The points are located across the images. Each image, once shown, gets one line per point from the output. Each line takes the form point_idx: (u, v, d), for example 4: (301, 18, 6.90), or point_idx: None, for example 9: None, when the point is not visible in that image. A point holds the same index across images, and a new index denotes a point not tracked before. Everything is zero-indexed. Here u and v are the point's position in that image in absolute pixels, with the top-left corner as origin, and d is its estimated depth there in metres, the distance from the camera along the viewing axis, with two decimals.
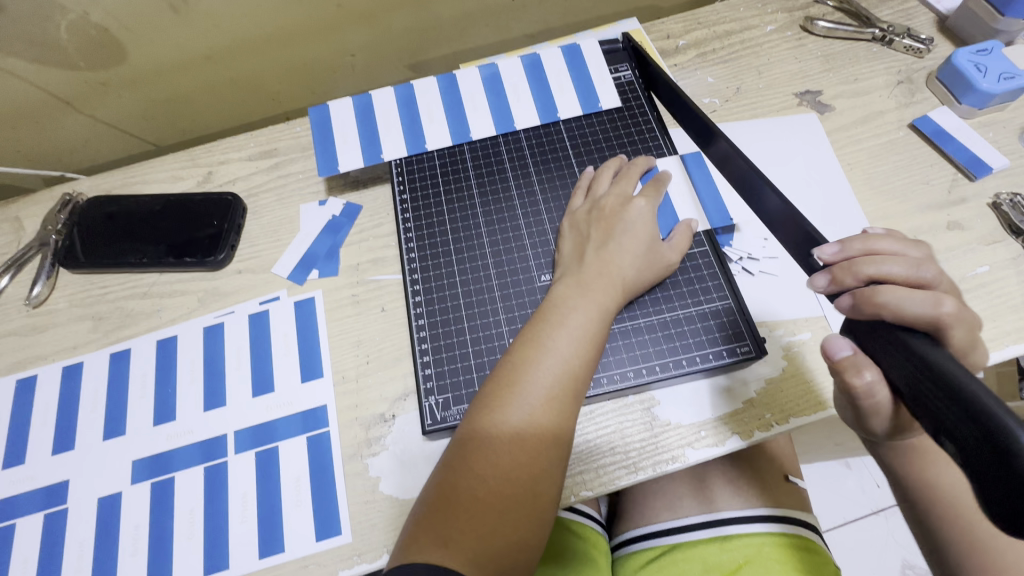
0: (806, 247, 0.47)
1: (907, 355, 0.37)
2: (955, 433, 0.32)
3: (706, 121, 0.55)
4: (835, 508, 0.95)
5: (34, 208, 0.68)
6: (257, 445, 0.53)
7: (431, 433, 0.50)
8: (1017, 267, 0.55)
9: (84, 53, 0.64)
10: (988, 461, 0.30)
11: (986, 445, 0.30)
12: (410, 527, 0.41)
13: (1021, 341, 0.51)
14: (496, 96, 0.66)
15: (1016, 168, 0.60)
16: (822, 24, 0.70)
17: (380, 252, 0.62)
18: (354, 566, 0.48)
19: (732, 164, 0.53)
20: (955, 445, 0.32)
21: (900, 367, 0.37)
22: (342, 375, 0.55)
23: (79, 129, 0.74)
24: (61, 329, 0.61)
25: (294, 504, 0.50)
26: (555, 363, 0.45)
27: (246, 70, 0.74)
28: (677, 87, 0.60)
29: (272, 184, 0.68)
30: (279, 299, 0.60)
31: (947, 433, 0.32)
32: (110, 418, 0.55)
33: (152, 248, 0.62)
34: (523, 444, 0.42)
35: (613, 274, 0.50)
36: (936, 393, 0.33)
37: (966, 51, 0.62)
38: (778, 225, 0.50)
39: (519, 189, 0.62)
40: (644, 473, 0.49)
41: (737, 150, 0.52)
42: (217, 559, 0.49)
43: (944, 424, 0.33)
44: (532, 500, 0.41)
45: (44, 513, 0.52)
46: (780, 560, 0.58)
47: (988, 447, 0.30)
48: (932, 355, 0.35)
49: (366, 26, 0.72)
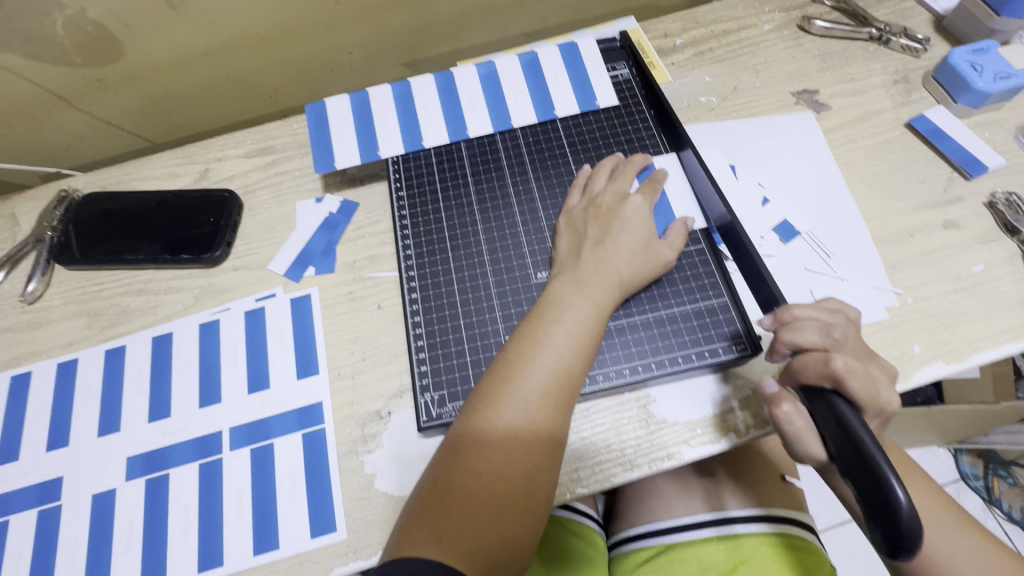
0: (747, 259, 0.53)
1: (825, 404, 0.42)
2: (854, 476, 0.38)
3: (681, 133, 0.60)
4: (830, 507, 0.95)
5: (30, 204, 0.68)
6: (252, 443, 0.53)
7: (426, 430, 0.50)
8: (1013, 266, 0.55)
9: (81, 50, 0.64)
10: (872, 505, 0.36)
11: (875, 497, 0.36)
12: (404, 523, 0.40)
13: (1016, 340, 0.51)
14: (493, 94, 0.66)
15: (1012, 167, 0.60)
16: (819, 23, 0.70)
17: (377, 249, 0.62)
18: (349, 562, 0.48)
19: (696, 174, 0.58)
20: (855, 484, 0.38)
21: (820, 414, 0.43)
22: (338, 372, 0.55)
23: (75, 126, 0.74)
24: (57, 325, 0.61)
25: (290, 501, 0.50)
26: (551, 360, 0.45)
27: (243, 67, 0.73)
28: (660, 94, 0.63)
29: (269, 181, 0.67)
30: (276, 296, 0.60)
31: (848, 473, 0.39)
32: (104, 414, 0.55)
33: (148, 245, 0.62)
34: (517, 441, 0.42)
35: (610, 272, 0.50)
36: (844, 445, 0.39)
37: (962, 51, 0.62)
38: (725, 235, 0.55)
39: (516, 186, 0.62)
40: (640, 470, 0.49)
41: (700, 161, 0.57)
42: (211, 556, 0.49)
43: (847, 466, 0.39)
44: (525, 498, 0.41)
45: (38, 510, 0.52)
46: (776, 561, 0.59)
47: (876, 499, 0.36)
48: (847, 416, 0.40)
49: (364, 24, 0.72)
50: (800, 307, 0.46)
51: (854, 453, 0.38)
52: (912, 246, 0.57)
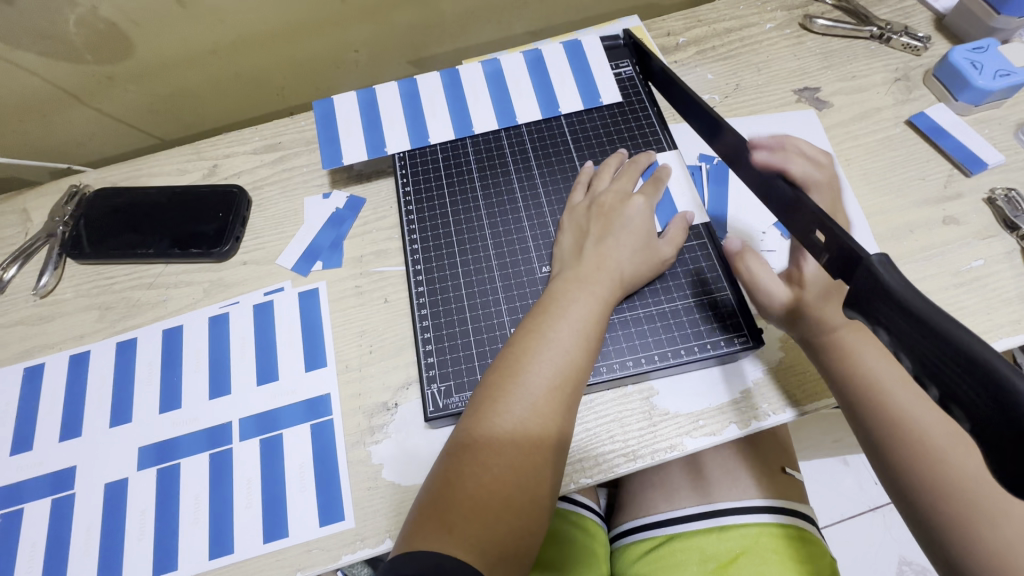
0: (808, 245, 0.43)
1: (898, 304, 0.32)
2: (962, 398, 0.27)
3: (712, 114, 0.51)
4: (832, 504, 0.95)
5: (41, 199, 0.69)
6: (260, 434, 0.54)
7: (433, 420, 0.51)
8: (1012, 262, 0.56)
9: (91, 47, 0.65)
10: (1003, 434, 0.25)
11: (987, 400, 0.26)
12: (415, 513, 0.41)
13: (1014, 334, 0.52)
14: (499, 92, 0.67)
15: (1011, 164, 0.61)
16: (821, 22, 0.70)
17: (383, 244, 0.63)
18: (356, 551, 0.49)
19: (741, 158, 0.49)
20: (962, 409, 0.27)
21: (893, 317, 0.32)
22: (345, 365, 0.56)
23: (85, 123, 0.75)
24: (69, 318, 0.62)
25: (298, 490, 0.51)
26: (556, 355, 0.46)
27: (251, 65, 0.74)
28: (681, 81, 0.57)
29: (277, 177, 0.68)
30: (284, 290, 0.61)
31: (952, 396, 0.28)
32: (116, 406, 0.56)
33: (158, 240, 0.63)
34: (524, 433, 0.43)
35: (612, 269, 0.51)
36: (928, 346, 0.29)
37: (962, 49, 0.63)
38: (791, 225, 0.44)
39: (521, 183, 0.62)
40: (643, 461, 0.50)
41: (746, 141, 0.47)
42: (221, 544, 0.50)
43: (945, 384, 0.28)
44: (532, 488, 0.42)
45: (52, 498, 0.53)
46: (776, 550, 0.59)
47: (990, 403, 0.26)
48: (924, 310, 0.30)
49: (370, 22, 0.73)
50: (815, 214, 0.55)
51: (955, 358, 0.28)
52: (913, 241, 0.57)
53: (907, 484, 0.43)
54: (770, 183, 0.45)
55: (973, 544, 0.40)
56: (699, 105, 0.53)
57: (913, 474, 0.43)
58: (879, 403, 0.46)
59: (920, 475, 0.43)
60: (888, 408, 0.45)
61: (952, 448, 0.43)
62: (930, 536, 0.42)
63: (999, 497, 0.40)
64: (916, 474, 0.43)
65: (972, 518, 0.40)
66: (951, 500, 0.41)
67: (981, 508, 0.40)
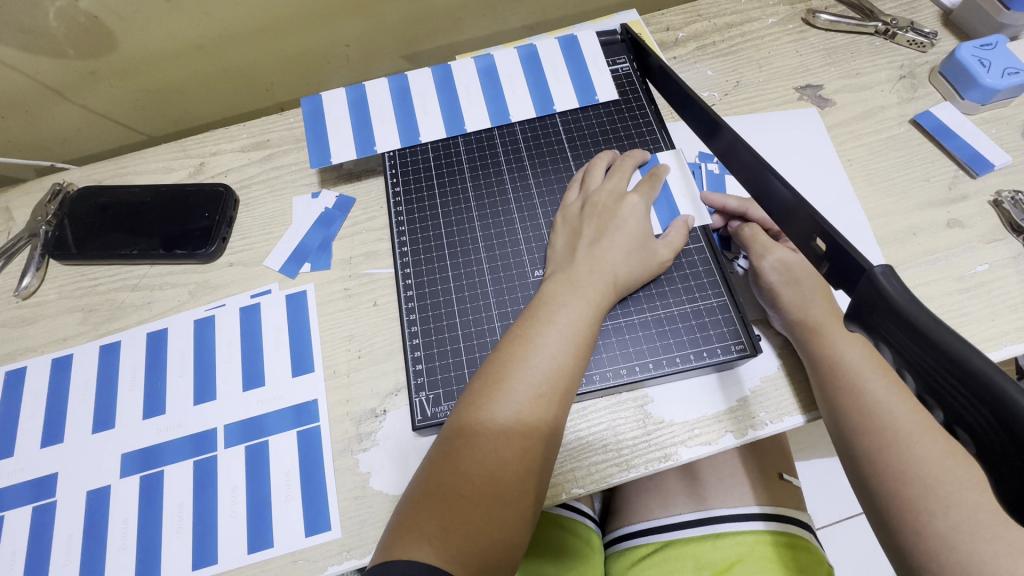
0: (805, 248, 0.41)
1: (897, 316, 0.30)
2: (969, 421, 0.26)
3: (710, 113, 0.49)
4: (830, 505, 0.94)
5: (23, 198, 0.67)
6: (247, 440, 0.52)
7: (421, 429, 0.50)
8: (1017, 266, 0.54)
9: (73, 41, 0.63)
10: (1010, 458, 0.24)
11: (997, 427, 0.24)
12: (395, 523, 0.40)
13: (1018, 342, 0.51)
14: (492, 89, 0.65)
15: (1018, 165, 0.59)
16: (824, 17, 0.68)
17: (373, 245, 0.61)
18: (342, 562, 0.48)
19: (737, 157, 0.47)
20: (969, 434, 0.26)
21: (891, 331, 0.31)
22: (333, 370, 0.55)
23: (70, 118, 0.73)
24: (51, 320, 0.60)
25: (284, 499, 0.50)
26: (543, 361, 0.44)
27: (239, 60, 0.73)
28: (678, 78, 0.55)
29: (264, 176, 0.67)
30: (271, 292, 0.59)
31: (958, 418, 0.27)
32: (99, 410, 0.55)
33: (144, 240, 0.62)
34: (509, 441, 0.42)
35: (605, 272, 0.50)
36: (934, 366, 0.28)
37: (970, 46, 0.61)
38: (789, 227, 0.42)
39: (514, 182, 0.61)
40: (636, 470, 0.48)
41: (742, 140, 0.46)
42: (205, 554, 0.49)
43: (949, 405, 0.27)
44: (516, 499, 0.40)
45: (32, 506, 0.52)
46: (772, 559, 0.58)
47: (999, 430, 0.24)
48: (930, 327, 0.28)
49: (361, 16, 0.71)
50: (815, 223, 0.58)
51: (958, 375, 0.26)
52: (916, 245, 0.56)
53: (867, 469, 0.44)
54: (758, 176, 0.44)
55: (921, 530, 0.40)
56: (696, 104, 0.51)
57: (875, 461, 0.44)
58: (855, 392, 0.46)
59: (892, 473, 0.43)
60: (862, 396, 0.46)
61: (919, 438, 0.43)
62: (882, 520, 0.43)
63: (954, 485, 0.41)
64: (877, 461, 0.44)
65: (925, 504, 0.41)
66: (909, 489, 0.42)
67: (935, 496, 0.41)
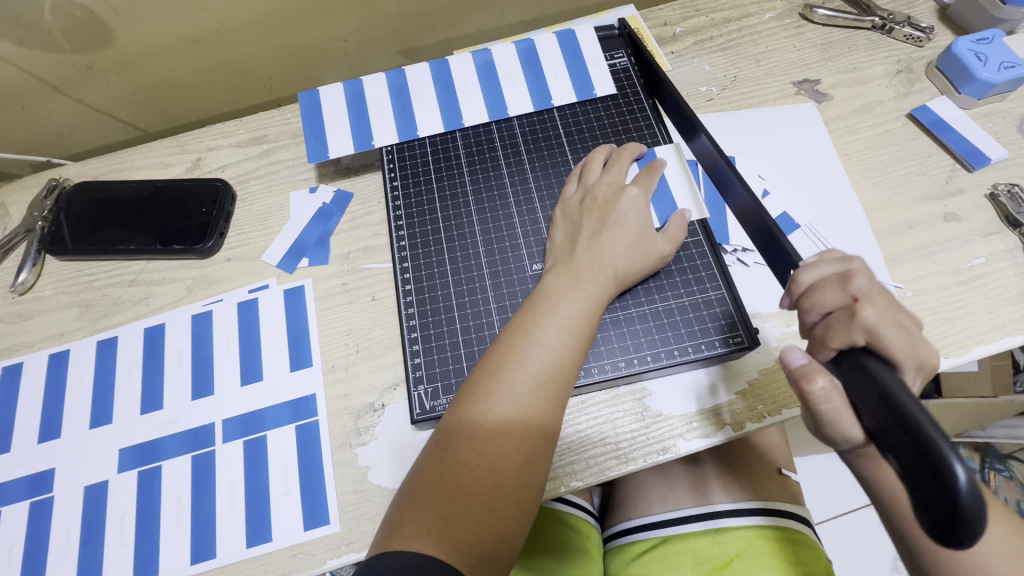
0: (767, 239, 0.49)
1: (860, 374, 0.35)
2: (901, 458, 0.30)
3: (692, 116, 0.56)
4: (827, 499, 0.95)
5: (20, 194, 0.67)
6: (245, 435, 0.52)
7: (420, 422, 0.50)
8: (1014, 259, 0.54)
9: (69, 36, 0.63)
10: (929, 487, 0.28)
11: (919, 464, 0.29)
12: (393, 513, 0.40)
13: (1014, 334, 0.51)
14: (490, 83, 0.65)
15: (1014, 159, 0.59)
16: (821, 12, 0.68)
17: (370, 240, 0.61)
18: (342, 555, 0.48)
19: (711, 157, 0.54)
20: (901, 467, 0.30)
21: (851, 386, 0.35)
22: (331, 365, 0.55)
23: (67, 114, 0.73)
24: (48, 316, 0.60)
25: (283, 493, 0.50)
26: (543, 353, 0.44)
27: (236, 55, 0.72)
28: (670, 82, 0.59)
29: (262, 171, 0.67)
30: (269, 287, 0.59)
31: (893, 455, 0.31)
32: (97, 406, 0.55)
33: (141, 236, 0.61)
34: (508, 433, 0.42)
35: (605, 265, 0.50)
36: (881, 411, 0.32)
37: (967, 40, 0.61)
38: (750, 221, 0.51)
39: (512, 176, 0.61)
40: (635, 463, 0.48)
41: (716, 142, 0.53)
42: (203, 549, 0.48)
43: (887, 442, 0.32)
44: (515, 491, 0.40)
45: (29, 502, 0.52)
46: (770, 554, 0.59)
47: (920, 466, 0.29)
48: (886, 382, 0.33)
49: (357, 12, 0.71)
50: (807, 271, 0.42)
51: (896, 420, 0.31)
52: (914, 238, 0.56)
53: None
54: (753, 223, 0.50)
55: None
56: (683, 107, 0.57)
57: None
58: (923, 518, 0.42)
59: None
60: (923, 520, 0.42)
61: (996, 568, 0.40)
62: None
63: None
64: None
65: None
66: None
67: None
